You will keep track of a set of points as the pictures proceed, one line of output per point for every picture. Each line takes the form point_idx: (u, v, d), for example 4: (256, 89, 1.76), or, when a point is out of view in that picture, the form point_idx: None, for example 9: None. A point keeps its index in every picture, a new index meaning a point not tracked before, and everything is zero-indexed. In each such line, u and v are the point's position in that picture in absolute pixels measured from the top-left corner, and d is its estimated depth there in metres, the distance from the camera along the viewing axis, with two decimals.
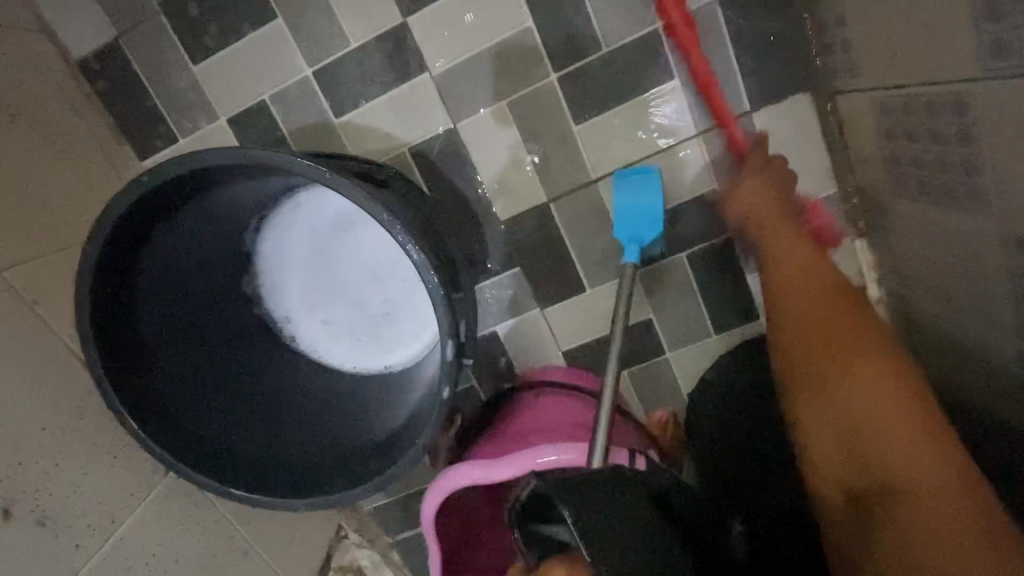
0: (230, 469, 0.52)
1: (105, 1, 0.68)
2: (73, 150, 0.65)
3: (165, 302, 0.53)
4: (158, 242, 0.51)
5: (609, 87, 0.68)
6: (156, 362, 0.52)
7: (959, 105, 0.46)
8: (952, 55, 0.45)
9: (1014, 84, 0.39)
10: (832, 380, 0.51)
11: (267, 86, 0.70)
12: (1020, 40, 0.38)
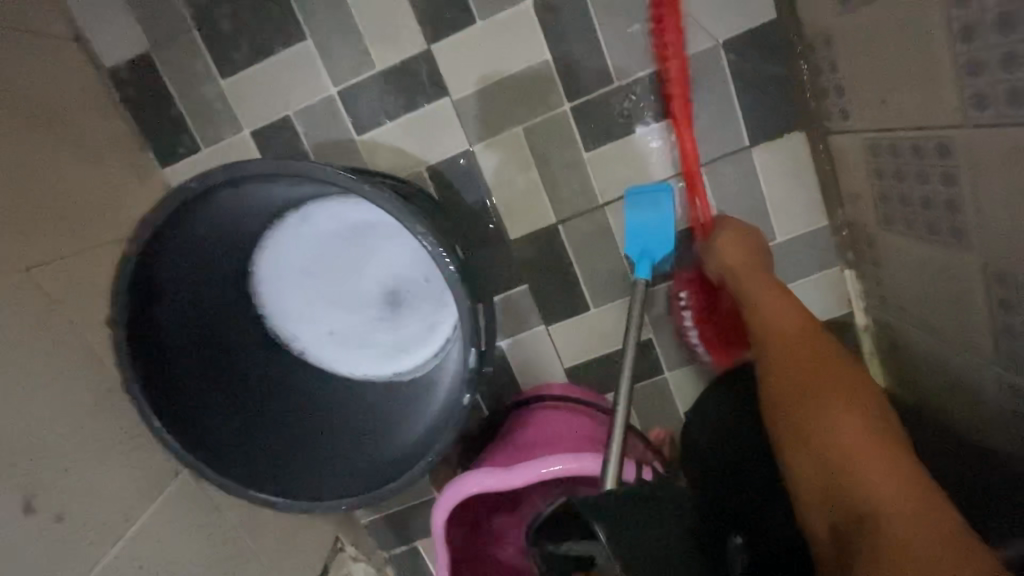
0: (248, 470, 0.53)
1: (139, 15, 0.70)
2: (99, 155, 0.66)
3: (192, 304, 0.54)
4: (190, 247, 0.52)
5: (618, 118, 0.72)
6: (181, 363, 0.53)
7: (943, 149, 0.50)
8: (937, 104, 0.49)
9: (994, 133, 0.44)
10: (807, 416, 0.52)
11: (292, 102, 0.73)
12: (998, 95, 0.42)
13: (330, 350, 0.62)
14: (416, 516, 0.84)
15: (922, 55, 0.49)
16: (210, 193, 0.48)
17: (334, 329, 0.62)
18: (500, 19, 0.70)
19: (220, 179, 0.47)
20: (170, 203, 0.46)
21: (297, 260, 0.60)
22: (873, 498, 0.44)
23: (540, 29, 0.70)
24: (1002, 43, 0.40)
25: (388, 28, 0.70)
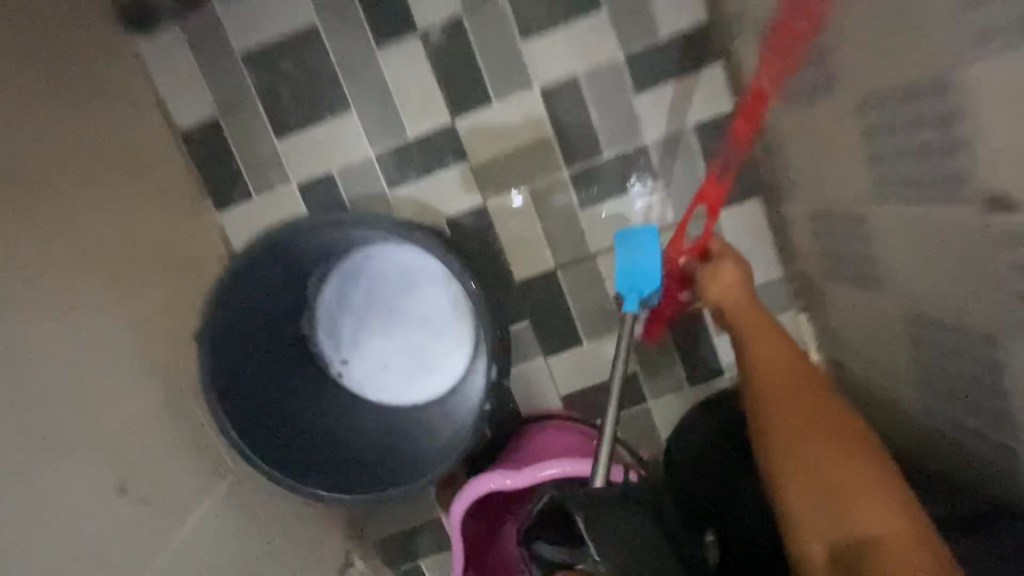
0: (295, 468, 0.64)
1: (211, 87, 0.84)
2: (172, 202, 0.78)
3: (257, 330, 0.67)
4: (260, 283, 0.66)
5: (609, 183, 0.86)
6: (245, 377, 0.65)
7: (863, 218, 0.64)
8: (856, 185, 0.64)
9: (894, 208, 0.58)
10: (804, 446, 0.58)
11: (334, 161, 0.86)
12: (894, 182, 0.57)
13: (376, 378, 0.76)
14: (422, 532, 0.92)
15: (842, 148, 0.64)
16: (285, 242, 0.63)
17: (382, 363, 0.76)
18: (512, 101, 0.84)
19: (294, 237, 0.64)
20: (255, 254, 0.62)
21: (354, 306, 0.76)
22: (869, 525, 0.52)
23: (545, 111, 0.85)
24: (894, 148, 0.55)
25: (420, 105, 0.85)
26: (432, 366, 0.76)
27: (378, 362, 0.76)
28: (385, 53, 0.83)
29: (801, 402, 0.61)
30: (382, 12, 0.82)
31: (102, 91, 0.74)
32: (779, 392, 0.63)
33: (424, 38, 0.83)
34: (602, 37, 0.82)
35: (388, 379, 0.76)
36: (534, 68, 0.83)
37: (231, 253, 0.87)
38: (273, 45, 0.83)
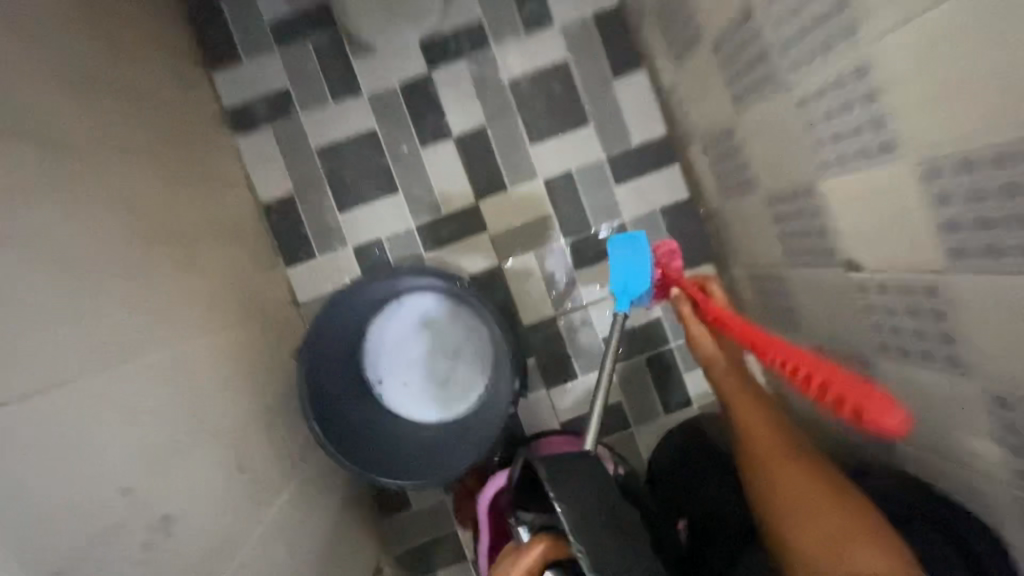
0: (361, 463, 0.85)
1: (289, 172, 1.08)
2: (256, 259, 1.00)
3: (333, 356, 0.89)
4: (337, 321, 0.88)
5: (597, 250, 1.11)
6: (325, 393, 0.87)
7: (783, 279, 0.88)
8: (776, 255, 0.88)
9: (801, 271, 0.82)
10: (799, 501, 0.68)
11: (382, 230, 1.09)
12: (799, 252, 0.81)
13: (401, 395, 0.98)
14: (439, 544, 1.06)
15: (763, 229, 0.90)
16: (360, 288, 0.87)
17: (407, 382, 0.98)
18: (522, 189, 1.10)
19: (367, 281, 0.87)
20: (341, 292, 0.85)
21: (392, 339, 0.98)
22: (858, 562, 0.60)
23: (548, 196, 1.11)
24: (796, 230, 0.80)
25: (452, 189, 1.10)
26: (446, 387, 0.99)
27: (404, 380, 0.98)
28: (428, 150, 1.09)
29: (790, 466, 0.72)
30: (426, 122, 1.09)
31: (215, 174, 0.98)
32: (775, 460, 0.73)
33: (458, 140, 1.09)
34: (592, 143, 1.10)
35: (411, 396, 0.98)
36: (540, 165, 1.10)
37: (295, 300, 1.08)
38: (342, 142, 1.08)
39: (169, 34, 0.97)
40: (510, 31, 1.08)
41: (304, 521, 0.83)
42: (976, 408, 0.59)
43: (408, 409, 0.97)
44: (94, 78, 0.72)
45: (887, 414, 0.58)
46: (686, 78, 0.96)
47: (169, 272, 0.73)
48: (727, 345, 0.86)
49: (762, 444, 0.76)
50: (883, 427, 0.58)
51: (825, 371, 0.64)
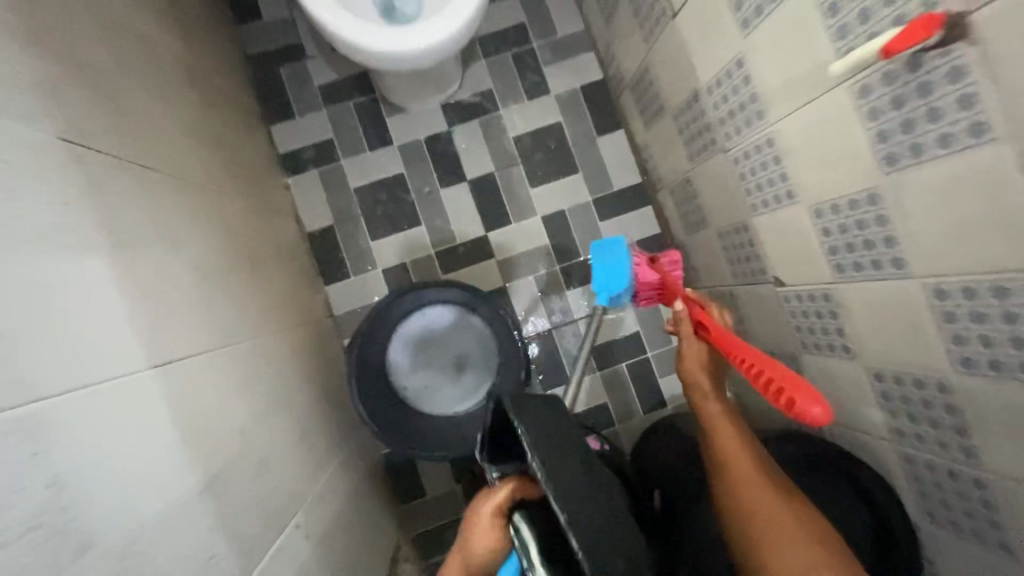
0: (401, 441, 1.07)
1: (330, 207, 1.30)
2: (305, 277, 1.20)
3: (373, 356, 1.12)
4: (377, 329, 1.12)
5: (586, 274, 1.33)
6: (369, 386, 1.09)
7: (734, 296, 1.11)
8: (728, 277, 1.11)
9: (747, 288, 1.04)
10: (750, 502, 0.69)
11: (406, 255, 1.30)
12: (744, 273, 1.04)
13: (422, 395, 1.16)
14: (453, 526, 1.22)
15: (718, 255, 1.13)
16: (395, 301, 1.12)
17: (425, 382, 1.17)
18: (524, 223, 1.33)
19: (401, 296, 1.12)
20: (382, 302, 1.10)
21: (413, 345, 1.17)
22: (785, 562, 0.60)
23: (545, 228, 1.33)
24: (740, 255, 1.03)
25: (465, 222, 1.32)
26: (460, 386, 1.17)
27: (424, 384, 1.17)
28: (446, 190, 1.32)
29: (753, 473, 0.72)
30: (446, 168, 1.32)
31: (275, 207, 1.19)
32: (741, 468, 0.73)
33: (471, 182, 1.33)
34: (581, 187, 1.34)
35: (430, 394, 1.16)
36: (539, 203, 1.33)
37: (332, 313, 1.27)
38: (375, 182, 1.31)
39: (241, 95, 1.21)
40: (515, 97, 1.33)
41: (349, 490, 1.00)
42: (865, 382, 0.81)
43: (430, 406, 1.16)
44: (203, 132, 0.94)
45: (816, 405, 0.59)
46: (655, 138, 1.21)
47: (256, 280, 0.93)
48: (712, 361, 0.86)
49: (729, 444, 0.76)
50: (809, 420, 0.58)
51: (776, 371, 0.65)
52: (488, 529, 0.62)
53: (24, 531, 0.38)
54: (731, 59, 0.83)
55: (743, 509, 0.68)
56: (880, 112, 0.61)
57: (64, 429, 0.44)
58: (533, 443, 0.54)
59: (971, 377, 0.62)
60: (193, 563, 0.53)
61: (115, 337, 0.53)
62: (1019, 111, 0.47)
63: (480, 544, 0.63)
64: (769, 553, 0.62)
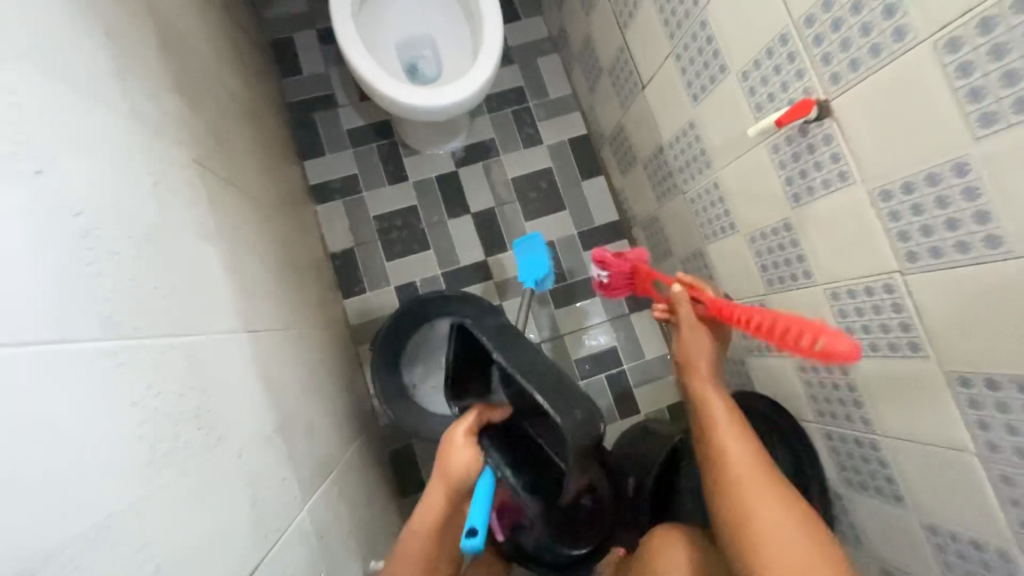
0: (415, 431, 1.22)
1: (352, 231, 1.50)
2: (329, 290, 1.39)
3: (388, 360, 1.30)
4: (392, 336, 1.30)
5: (571, 295, 1.53)
6: (385, 383, 1.27)
7: None
8: None
9: None
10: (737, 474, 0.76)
11: (416, 275, 1.50)
12: None
13: (430, 394, 1.34)
14: None
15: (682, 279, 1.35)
16: (406, 312, 1.30)
17: (432, 384, 1.35)
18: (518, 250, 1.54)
19: (411, 308, 1.29)
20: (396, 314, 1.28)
21: (423, 352, 1.37)
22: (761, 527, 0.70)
23: None
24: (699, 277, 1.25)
25: (468, 248, 1.53)
26: None
27: (433, 385, 1.35)
28: (452, 220, 1.54)
29: (746, 459, 0.78)
30: (453, 202, 1.55)
31: (307, 229, 1.39)
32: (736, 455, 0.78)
33: (474, 215, 1.55)
34: (567, 222, 1.57)
35: (437, 394, 1.35)
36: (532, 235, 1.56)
37: (348, 323, 1.45)
38: (391, 211, 1.52)
39: (282, 135, 1.42)
40: (513, 145, 1.58)
41: (365, 471, 1.14)
42: (794, 374, 1.02)
43: (437, 404, 1.33)
44: (260, 161, 1.14)
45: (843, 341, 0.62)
46: (629, 183, 1.46)
47: (298, 284, 1.11)
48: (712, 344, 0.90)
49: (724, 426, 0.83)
50: (841, 361, 0.62)
51: (788, 323, 0.68)
52: (463, 447, 0.77)
53: (196, 417, 0.55)
54: (686, 122, 1.08)
55: (736, 492, 0.74)
56: (785, 164, 0.85)
57: (209, 357, 0.61)
58: (500, 350, 0.80)
59: (860, 358, 0.84)
60: (277, 477, 0.69)
61: (226, 302, 0.71)
62: (864, 164, 0.71)
63: (458, 462, 0.76)
64: (763, 532, 0.69)
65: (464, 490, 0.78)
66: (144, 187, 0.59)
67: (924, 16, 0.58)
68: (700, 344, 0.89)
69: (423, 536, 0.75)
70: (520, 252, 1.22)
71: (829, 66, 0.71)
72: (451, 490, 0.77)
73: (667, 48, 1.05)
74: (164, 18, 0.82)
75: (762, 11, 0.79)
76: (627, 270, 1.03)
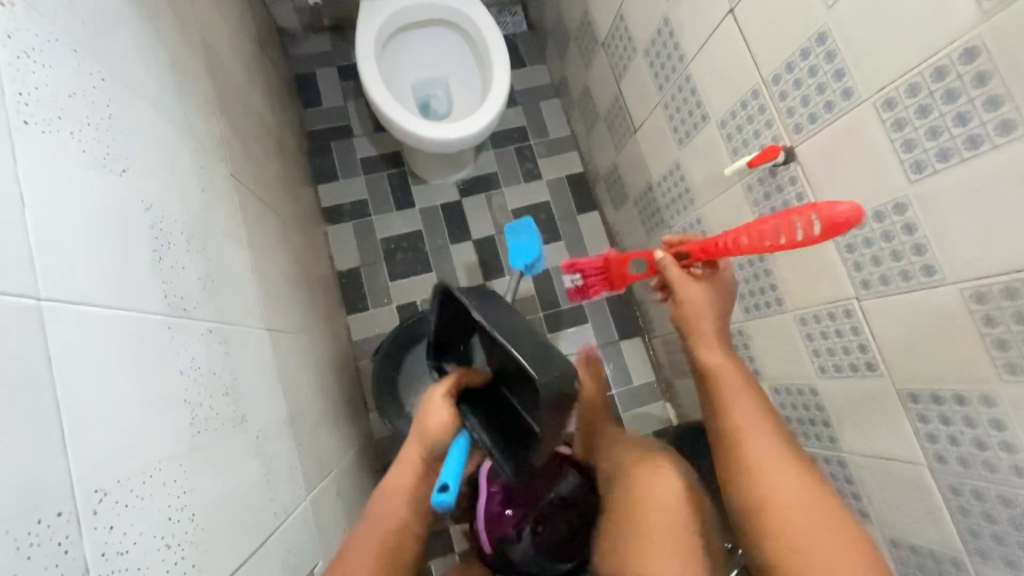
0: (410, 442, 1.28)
1: (359, 251, 1.59)
2: (335, 305, 1.46)
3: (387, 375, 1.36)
4: (390, 352, 1.36)
5: (564, 320, 1.61)
6: (383, 397, 1.34)
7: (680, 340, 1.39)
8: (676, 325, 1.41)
9: None
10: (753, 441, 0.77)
11: (417, 295, 1.58)
12: None
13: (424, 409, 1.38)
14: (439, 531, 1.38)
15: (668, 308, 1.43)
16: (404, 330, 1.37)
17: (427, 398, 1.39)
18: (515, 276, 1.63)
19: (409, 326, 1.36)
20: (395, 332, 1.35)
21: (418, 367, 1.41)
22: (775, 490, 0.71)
23: (533, 281, 1.63)
24: None
25: (469, 272, 1.62)
26: None
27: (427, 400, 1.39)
28: (454, 245, 1.63)
29: (757, 425, 0.79)
30: (456, 228, 1.64)
31: (318, 247, 1.48)
32: (740, 413, 0.81)
33: (475, 241, 1.64)
34: (562, 251, 1.67)
35: None
36: None
37: (351, 338, 1.51)
38: (398, 234, 1.61)
39: (300, 160, 1.53)
40: (514, 179, 1.70)
41: (360, 479, 1.18)
42: (769, 397, 1.09)
43: None
44: (281, 181, 1.24)
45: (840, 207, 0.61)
46: (621, 218, 1.56)
47: (310, 296, 1.18)
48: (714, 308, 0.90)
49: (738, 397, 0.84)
50: (850, 221, 0.60)
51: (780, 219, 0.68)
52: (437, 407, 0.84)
53: (226, 394, 0.61)
54: (672, 163, 1.19)
55: (750, 458, 0.76)
56: (758, 201, 0.95)
57: (238, 346, 0.68)
58: (475, 305, 0.84)
59: (826, 379, 0.91)
60: (287, 462, 0.75)
61: (252, 300, 0.79)
62: (822, 203, 0.81)
63: (432, 423, 0.83)
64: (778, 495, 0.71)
65: (439, 451, 0.84)
66: (194, 193, 0.68)
67: (866, 81, 0.69)
68: (699, 302, 0.89)
69: (401, 490, 0.80)
70: (509, 236, 1.25)
71: (792, 118, 0.82)
72: (426, 448, 0.83)
73: (657, 98, 1.18)
74: (215, 52, 0.93)
75: (736, 70, 0.91)
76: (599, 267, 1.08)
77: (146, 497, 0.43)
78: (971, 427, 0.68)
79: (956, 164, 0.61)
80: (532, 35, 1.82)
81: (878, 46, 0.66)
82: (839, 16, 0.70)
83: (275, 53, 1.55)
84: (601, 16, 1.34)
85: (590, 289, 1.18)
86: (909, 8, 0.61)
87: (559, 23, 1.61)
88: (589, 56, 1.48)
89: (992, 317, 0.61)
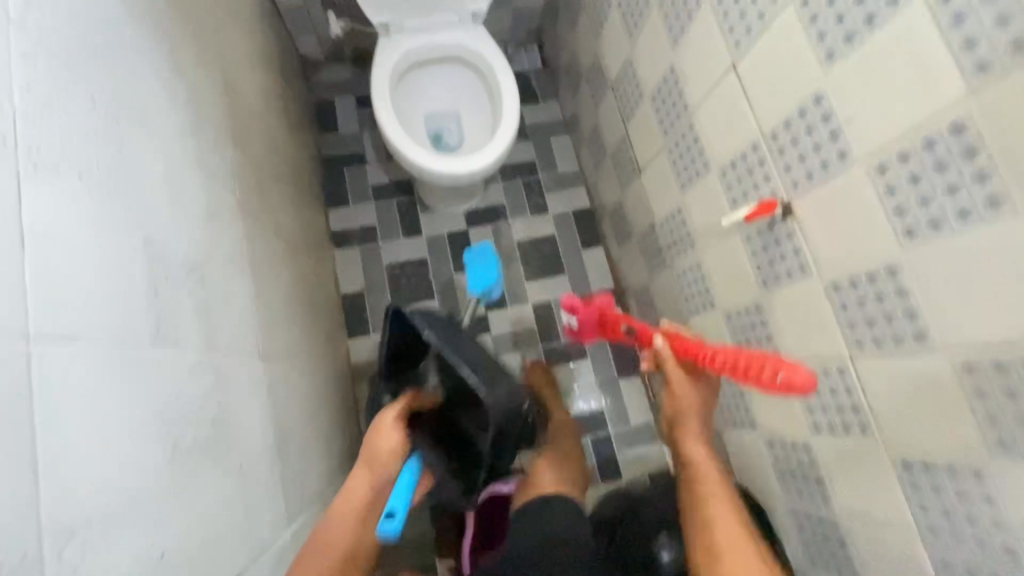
0: None
1: (364, 276, 1.62)
2: (337, 328, 1.48)
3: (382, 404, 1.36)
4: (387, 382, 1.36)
5: (563, 355, 1.61)
6: None
7: None
8: None
9: None
10: (735, 555, 0.81)
11: None
12: None
13: None
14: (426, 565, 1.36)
15: None
16: None
17: None
18: (516, 308, 1.64)
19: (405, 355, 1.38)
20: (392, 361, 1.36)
21: None
22: None
23: (534, 314, 1.64)
24: None
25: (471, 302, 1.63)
26: None
27: None
28: (458, 274, 1.65)
29: (737, 533, 0.83)
30: (461, 257, 1.66)
31: (325, 271, 1.51)
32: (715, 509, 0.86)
33: None
34: (565, 286, 1.67)
35: None
36: (531, 295, 1.65)
37: (350, 363, 1.52)
38: (403, 261, 1.64)
39: (313, 185, 1.57)
40: (521, 212, 1.72)
41: None
42: (763, 449, 1.07)
43: None
44: (292, 207, 1.27)
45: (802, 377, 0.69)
46: (625, 256, 1.57)
47: (312, 321, 1.20)
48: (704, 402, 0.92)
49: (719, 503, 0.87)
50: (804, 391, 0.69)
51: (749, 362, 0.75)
52: (390, 430, 0.84)
53: (211, 424, 0.62)
54: (674, 207, 1.21)
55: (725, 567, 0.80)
56: (756, 252, 0.95)
57: (229, 377, 0.69)
58: (431, 330, 0.92)
59: (819, 437, 0.90)
60: (271, 492, 0.75)
61: (248, 329, 0.80)
62: (818, 260, 0.81)
63: (383, 446, 0.83)
64: None
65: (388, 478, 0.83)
66: (198, 224, 0.70)
67: (860, 145, 0.70)
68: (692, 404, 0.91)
69: (346, 520, 0.78)
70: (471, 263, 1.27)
71: (790, 174, 0.83)
72: (374, 476, 0.82)
73: (661, 143, 1.20)
74: (232, 86, 0.97)
75: (737, 123, 0.93)
76: (596, 316, 1.09)
77: (117, 534, 0.44)
78: (963, 500, 0.67)
79: (946, 233, 0.61)
80: (546, 72, 1.87)
81: (873, 112, 0.67)
82: (835, 80, 0.71)
83: (296, 82, 1.61)
84: (611, 61, 1.37)
85: (581, 333, 1.18)
86: (902, 78, 0.62)
87: (572, 63, 1.65)
88: (599, 97, 1.51)
89: (982, 391, 0.61)
